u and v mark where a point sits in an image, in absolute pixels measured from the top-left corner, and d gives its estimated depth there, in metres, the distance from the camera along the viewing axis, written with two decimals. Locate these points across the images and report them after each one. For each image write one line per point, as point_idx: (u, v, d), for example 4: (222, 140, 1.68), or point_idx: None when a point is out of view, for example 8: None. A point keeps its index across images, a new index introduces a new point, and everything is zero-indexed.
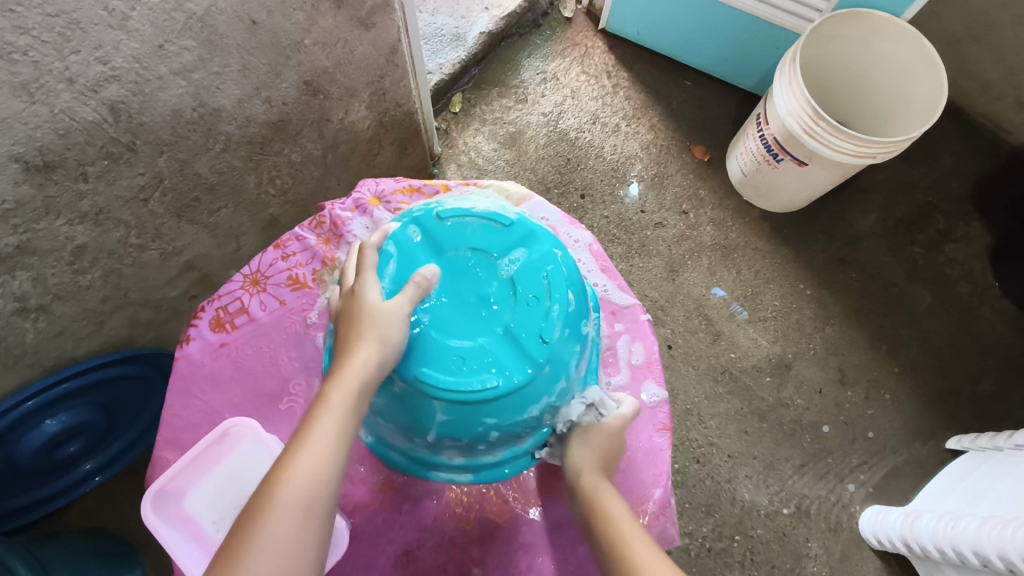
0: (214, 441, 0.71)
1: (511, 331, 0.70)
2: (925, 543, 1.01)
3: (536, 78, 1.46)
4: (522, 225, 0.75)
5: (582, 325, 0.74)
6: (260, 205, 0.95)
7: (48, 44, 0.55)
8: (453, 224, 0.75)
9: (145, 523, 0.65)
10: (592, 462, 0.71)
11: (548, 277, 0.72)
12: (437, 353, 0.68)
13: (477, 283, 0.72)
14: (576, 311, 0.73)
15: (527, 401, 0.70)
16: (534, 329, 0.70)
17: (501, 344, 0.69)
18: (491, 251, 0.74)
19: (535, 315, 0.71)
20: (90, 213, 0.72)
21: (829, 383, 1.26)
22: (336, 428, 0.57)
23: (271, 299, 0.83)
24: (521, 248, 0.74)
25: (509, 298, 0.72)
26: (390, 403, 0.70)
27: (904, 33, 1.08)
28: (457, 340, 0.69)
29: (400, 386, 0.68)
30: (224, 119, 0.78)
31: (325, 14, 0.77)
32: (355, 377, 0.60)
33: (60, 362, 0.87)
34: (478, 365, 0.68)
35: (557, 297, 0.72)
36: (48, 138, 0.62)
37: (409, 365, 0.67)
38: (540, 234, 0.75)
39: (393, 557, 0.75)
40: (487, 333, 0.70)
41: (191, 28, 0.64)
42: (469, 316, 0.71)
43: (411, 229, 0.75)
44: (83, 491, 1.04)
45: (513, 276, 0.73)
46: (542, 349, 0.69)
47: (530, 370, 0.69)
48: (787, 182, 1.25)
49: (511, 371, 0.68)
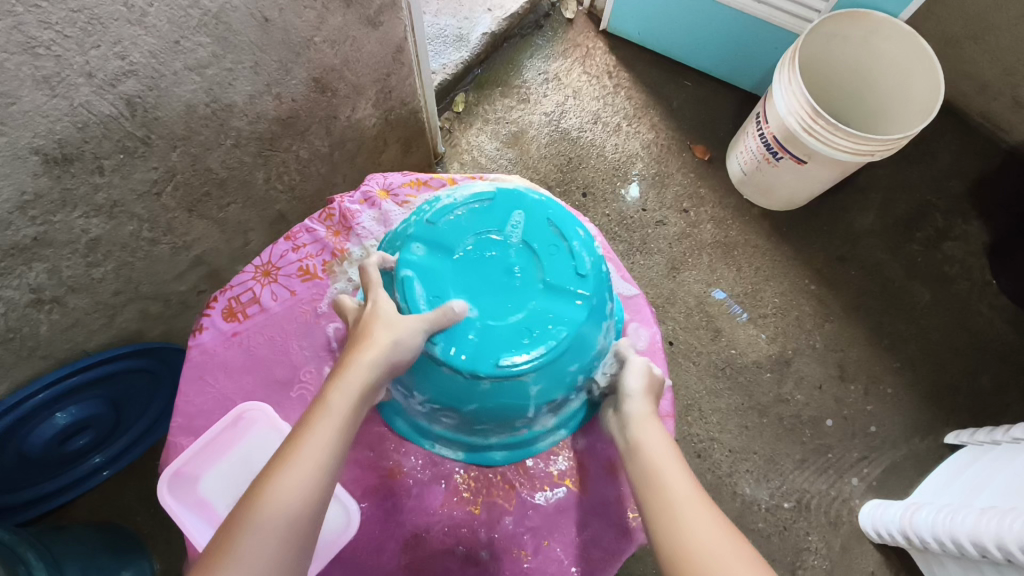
0: (228, 425, 0.72)
1: (551, 283, 0.70)
2: (923, 535, 1.02)
3: (538, 78, 1.48)
4: (508, 192, 0.74)
5: (600, 250, 0.75)
6: (269, 201, 0.97)
7: (71, 39, 0.57)
8: (448, 225, 0.72)
9: (161, 503, 0.67)
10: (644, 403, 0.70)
11: (552, 222, 0.73)
12: (505, 333, 0.68)
13: (496, 263, 0.71)
14: (590, 239, 0.75)
15: (591, 334, 0.71)
16: (564, 271, 0.71)
17: (551, 300, 0.70)
18: (490, 229, 0.72)
19: (562, 256, 0.72)
20: (105, 206, 0.73)
21: (829, 379, 1.27)
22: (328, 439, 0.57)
23: (282, 289, 0.84)
24: (517, 212, 0.73)
25: (532, 259, 0.71)
26: (481, 408, 0.70)
27: (900, 32, 1.10)
28: (511, 315, 0.69)
29: (488, 383, 0.68)
30: (236, 114, 0.79)
31: (335, 13, 0.79)
32: (358, 380, 0.61)
33: (72, 355, 0.88)
34: (547, 326, 0.68)
35: (570, 235, 0.72)
36: (67, 131, 0.63)
37: (492, 358, 0.67)
38: (521, 191, 0.74)
39: (403, 540, 0.77)
40: (534, 295, 0.70)
41: (206, 25, 0.66)
42: (507, 291, 0.70)
43: (413, 247, 0.72)
44: (92, 485, 1.06)
45: (524, 239, 0.72)
46: (584, 281, 0.71)
47: (581, 302, 0.70)
48: (787, 180, 1.26)
49: (570, 316, 0.69)
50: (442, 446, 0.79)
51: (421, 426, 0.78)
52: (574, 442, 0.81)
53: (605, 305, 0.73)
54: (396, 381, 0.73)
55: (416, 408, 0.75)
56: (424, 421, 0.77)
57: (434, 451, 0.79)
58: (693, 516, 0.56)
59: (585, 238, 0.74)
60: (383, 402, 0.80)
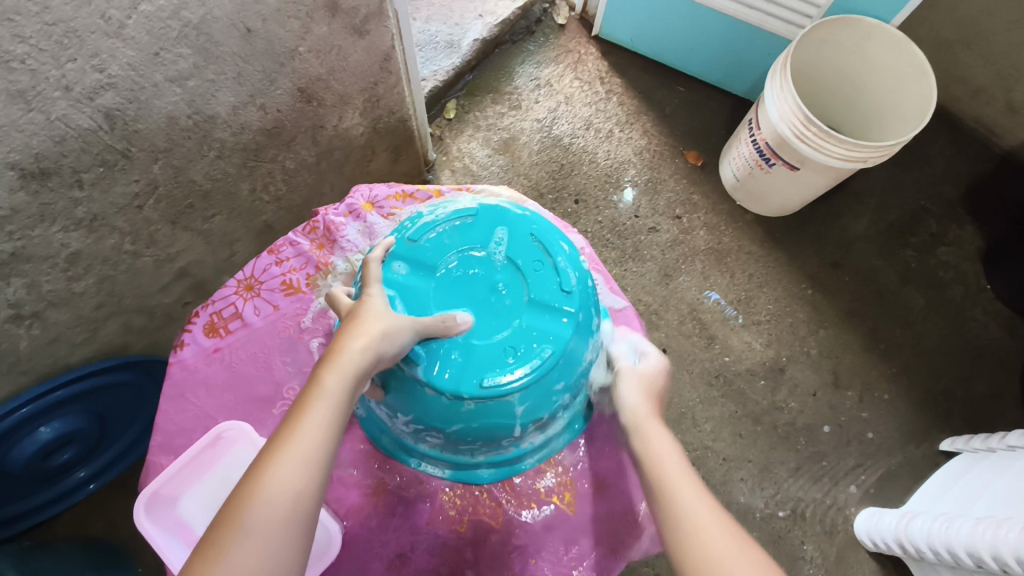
0: (208, 445, 0.71)
1: (535, 299, 0.69)
2: (919, 544, 1.01)
3: (530, 84, 1.47)
4: (491, 209, 0.73)
5: (585, 263, 0.74)
6: (255, 211, 0.96)
7: (46, 53, 0.56)
8: (430, 242, 0.72)
9: (137, 526, 0.65)
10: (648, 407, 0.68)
11: (536, 237, 0.72)
12: (487, 352, 0.67)
13: (480, 280, 0.70)
14: (575, 253, 0.74)
15: (578, 352, 0.70)
16: (549, 287, 0.70)
17: (536, 317, 0.68)
18: (473, 246, 0.72)
19: (546, 273, 0.71)
20: (85, 220, 0.72)
21: (823, 386, 1.27)
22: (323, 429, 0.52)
23: (266, 304, 0.83)
24: (500, 228, 0.73)
25: (517, 276, 0.71)
26: (466, 429, 0.69)
27: (892, 38, 1.09)
28: (495, 334, 0.68)
29: (472, 404, 0.67)
30: (219, 125, 0.78)
31: (320, 22, 0.78)
32: (351, 365, 0.55)
33: (54, 369, 0.87)
34: (532, 345, 0.67)
35: (555, 250, 0.72)
36: (44, 145, 0.62)
37: (476, 378, 0.65)
38: (505, 207, 0.74)
39: (387, 560, 0.75)
40: (517, 314, 0.69)
41: (187, 36, 0.65)
42: (492, 310, 0.69)
43: (395, 265, 0.71)
44: (76, 499, 1.04)
45: (508, 255, 0.71)
46: (569, 298, 0.70)
47: (566, 319, 0.69)
48: (779, 187, 1.26)
49: (555, 333, 0.68)
50: (428, 463, 0.77)
51: (405, 444, 0.76)
52: (563, 458, 0.81)
53: (592, 321, 0.72)
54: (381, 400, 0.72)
55: (402, 427, 0.74)
56: (410, 440, 0.76)
57: (420, 469, 0.77)
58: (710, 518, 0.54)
59: (569, 253, 0.73)
60: (369, 419, 0.79)
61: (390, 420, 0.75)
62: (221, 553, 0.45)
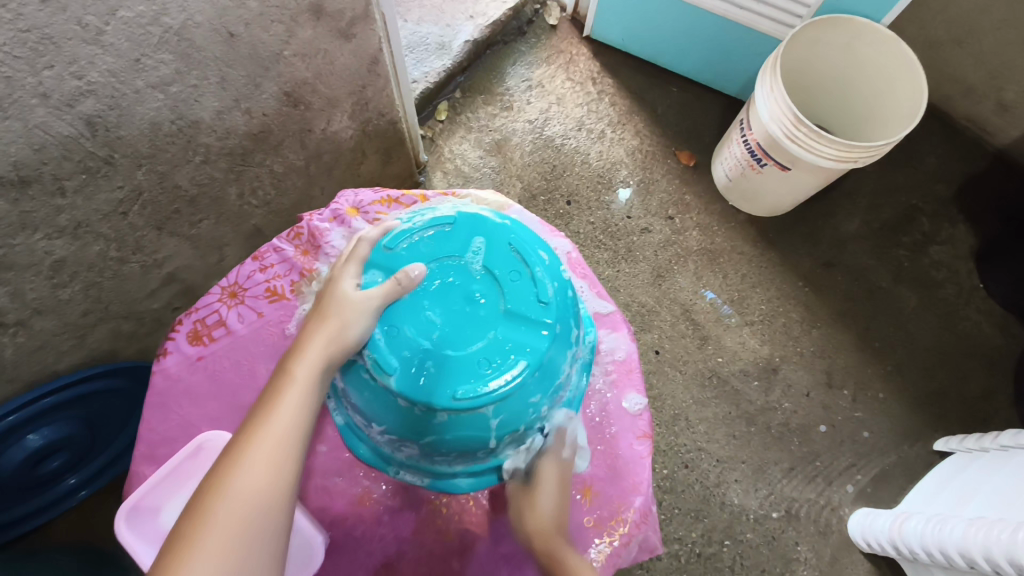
0: (188, 455, 0.71)
1: (512, 310, 0.69)
2: (912, 545, 1.01)
3: (521, 85, 1.47)
4: (469, 219, 0.73)
5: (564, 273, 0.75)
6: (243, 216, 0.95)
7: (21, 60, 0.55)
8: (407, 251, 0.72)
9: (118, 538, 0.65)
10: (550, 528, 0.70)
11: (514, 247, 0.73)
12: (461, 364, 0.66)
13: (456, 290, 0.70)
14: (554, 263, 0.75)
15: (555, 364, 0.70)
16: (525, 299, 0.70)
17: (510, 329, 0.69)
18: (451, 255, 0.72)
19: (522, 284, 0.71)
20: (68, 227, 0.72)
21: (816, 387, 1.26)
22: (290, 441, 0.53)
23: (249, 311, 0.82)
24: (479, 238, 0.73)
25: (494, 287, 0.70)
26: (440, 440, 0.68)
27: (882, 38, 1.09)
28: (470, 345, 0.67)
29: (445, 416, 0.66)
30: (204, 131, 0.78)
31: (305, 26, 0.77)
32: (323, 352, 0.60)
33: (40, 377, 0.87)
34: (506, 356, 0.67)
35: (533, 261, 0.72)
36: (23, 153, 0.61)
37: (446, 388, 0.65)
38: (483, 217, 0.74)
39: (373, 569, 0.75)
40: (492, 325, 0.69)
41: (168, 42, 0.65)
42: (468, 321, 0.69)
43: (372, 273, 0.70)
44: (67, 506, 1.04)
45: (485, 265, 0.71)
46: (547, 310, 0.70)
47: (545, 332, 0.69)
48: (771, 187, 1.25)
49: (532, 345, 0.68)
50: (404, 473, 0.75)
51: (383, 453, 0.74)
52: None
53: (570, 333, 0.72)
54: (358, 410, 0.72)
55: (377, 436, 0.73)
56: (386, 449, 0.73)
57: (399, 477, 0.75)
58: None
59: (547, 263, 0.73)
60: (347, 429, 0.76)
61: (367, 429, 0.73)
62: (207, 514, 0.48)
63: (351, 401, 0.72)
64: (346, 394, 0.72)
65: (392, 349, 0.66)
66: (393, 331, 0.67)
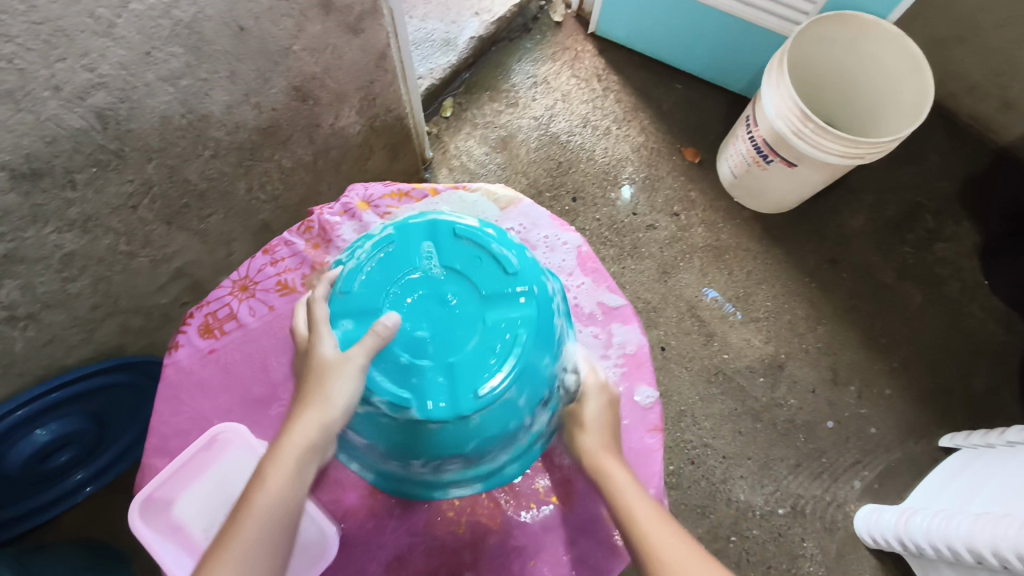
0: (201, 447, 0.71)
1: (487, 293, 0.70)
2: (919, 541, 1.01)
3: (526, 82, 1.47)
4: (402, 232, 0.73)
5: (516, 238, 0.75)
6: (251, 211, 0.95)
7: (34, 52, 0.55)
8: (363, 288, 0.70)
9: (133, 532, 0.64)
10: (598, 440, 0.69)
11: (461, 235, 0.73)
12: (469, 363, 0.67)
13: (429, 302, 0.70)
14: (503, 233, 0.75)
15: (547, 324, 0.71)
16: (493, 278, 0.71)
17: (495, 311, 0.69)
18: (410, 270, 0.71)
19: (485, 265, 0.72)
20: (78, 220, 0.72)
21: (822, 383, 1.26)
22: (266, 540, 0.52)
23: (260, 304, 0.82)
24: (428, 242, 0.73)
25: (461, 279, 0.71)
26: (479, 443, 0.69)
27: (888, 33, 1.08)
28: (469, 343, 0.68)
29: (477, 417, 0.67)
30: (214, 125, 0.78)
31: (314, 20, 0.77)
32: (301, 441, 0.58)
33: (50, 371, 0.87)
34: (504, 337, 0.68)
35: (485, 242, 0.72)
36: (35, 146, 0.61)
37: (468, 390, 0.66)
38: (412, 225, 0.74)
39: (385, 561, 0.74)
40: (478, 317, 0.69)
41: (178, 35, 0.64)
42: (457, 319, 0.69)
43: (343, 325, 0.68)
44: (73, 501, 1.04)
45: (443, 264, 0.72)
46: (516, 276, 0.71)
47: (521, 300, 0.70)
48: (777, 184, 1.25)
49: (521, 316, 0.69)
50: (456, 489, 0.75)
51: (425, 483, 0.75)
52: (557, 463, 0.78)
53: (549, 291, 0.73)
54: (390, 456, 0.72)
55: (418, 470, 0.73)
56: (429, 478, 0.74)
57: (450, 496, 0.75)
58: (676, 546, 0.56)
59: (497, 235, 0.74)
60: (382, 477, 0.76)
61: (404, 468, 0.73)
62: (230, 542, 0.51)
63: (379, 451, 0.72)
64: (372, 445, 0.71)
65: (396, 383, 0.66)
66: (390, 367, 0.66)
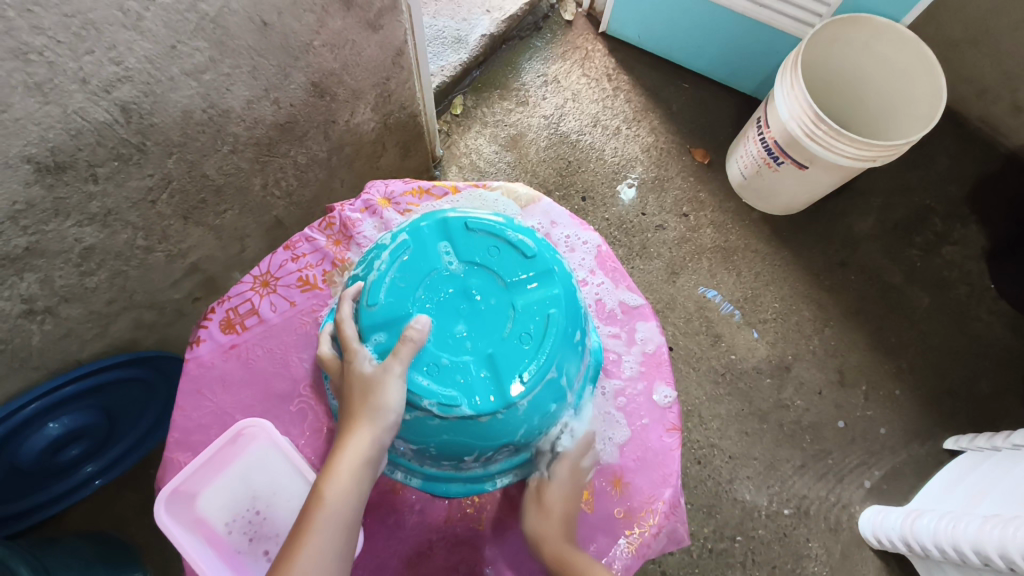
0: (228, 441, 0.70)
1: (510, 282, 0.71)
2: (925, 542, 1.02)
3: (536, 81, 1.47)
4: (415, 235, 0.72)
5: (524, 224, 0.77)
6: (266, 206, 0.95)
7: (64, 45, 0.55)
8: (389, 296, 0.69)
9: (159, 525, 0.65)
10: (557, 529, 0.70)
11: (473, 228, 0.73)
12: (507, 351, 0.68)
13: (456, 301, 0.70)
14: (513, 220, 0.76)
15: (574, 301, 0.72)
16: (512, 264, 0.72)
17: (521, 296, 0.70)
18: (432, 270, 0.71)
19: (503, 254, 0.72)
20: (99, 214, 0.72)
21: (829, 385, 1.27)
22: (329, 545, 0.57)
23: (282, 300, 0.82)
24: (444, 241, 0.73)
25: (482, 272, 0.72)
26: (530, 428, 0.69)
27: (902, 36, 1.09)
28: (503, 332, 0.69)
29: (525, 403, 0.67)
30: (233, 120, 0.77)
31: (335, 16, 0.77)
32: (355, 458, 0.61)
33: (64, 365, 0.87)
34: (536, 318, 0.69)
35: (501, 231, 0.73)
36: (60, 138, 0.61)
37: (513, 376, 0.67)
38: (423, 226, 0.73)
39: (405, 557, 0.74)
40: (507, 304, 0.70)
41: (203, 29, 0.64)
42: (489, 309, 0.70)
43: (376, 338, 0.68)
44: (83, 495, 1.05)
45: (463, 260, 0.72)
46: (534, 259, 0.72)
47: (539, 283, 0.71)
48: (787, 186, 1.26)
49: (546, 296, 0.70)
50: (502, 478, 0.75)
51: (474, 476, 0.75)
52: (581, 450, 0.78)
53: (567, 268, 0.74)
54: (443, 458, 0.71)
55: (468, 465, 0.73)
56: (479, 470, 0.74)
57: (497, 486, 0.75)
58: None
59: (509, 223, 0.74)
60: (430, 480, 0.75)
61: (456, 465, 0.73)
62: (298, 549, 0.56)
63: (428, 455, 0.71)
64: (423, 450, 0.70)
65: (443, 384, 0.66)
66: (433, 370, 0.66)
